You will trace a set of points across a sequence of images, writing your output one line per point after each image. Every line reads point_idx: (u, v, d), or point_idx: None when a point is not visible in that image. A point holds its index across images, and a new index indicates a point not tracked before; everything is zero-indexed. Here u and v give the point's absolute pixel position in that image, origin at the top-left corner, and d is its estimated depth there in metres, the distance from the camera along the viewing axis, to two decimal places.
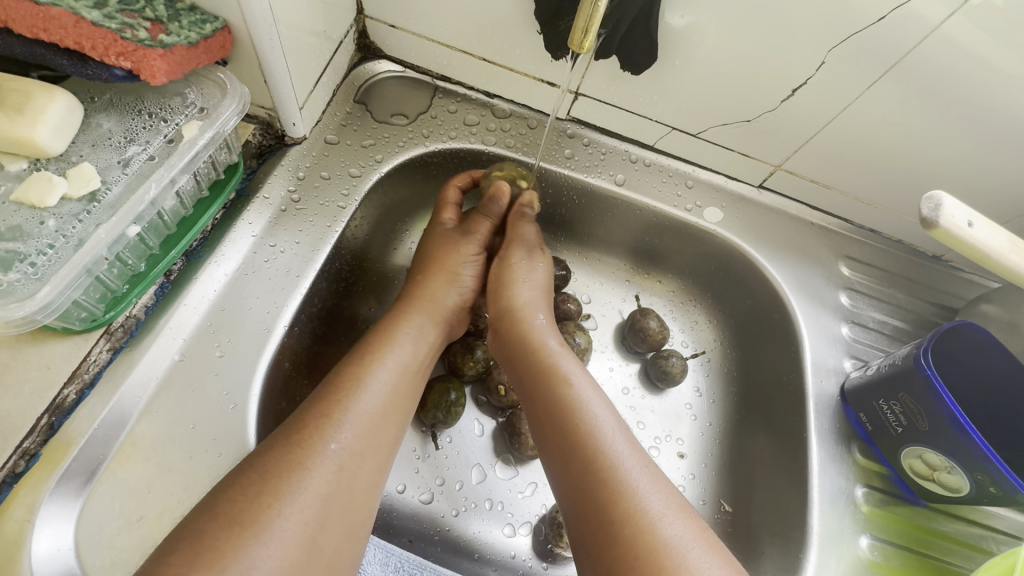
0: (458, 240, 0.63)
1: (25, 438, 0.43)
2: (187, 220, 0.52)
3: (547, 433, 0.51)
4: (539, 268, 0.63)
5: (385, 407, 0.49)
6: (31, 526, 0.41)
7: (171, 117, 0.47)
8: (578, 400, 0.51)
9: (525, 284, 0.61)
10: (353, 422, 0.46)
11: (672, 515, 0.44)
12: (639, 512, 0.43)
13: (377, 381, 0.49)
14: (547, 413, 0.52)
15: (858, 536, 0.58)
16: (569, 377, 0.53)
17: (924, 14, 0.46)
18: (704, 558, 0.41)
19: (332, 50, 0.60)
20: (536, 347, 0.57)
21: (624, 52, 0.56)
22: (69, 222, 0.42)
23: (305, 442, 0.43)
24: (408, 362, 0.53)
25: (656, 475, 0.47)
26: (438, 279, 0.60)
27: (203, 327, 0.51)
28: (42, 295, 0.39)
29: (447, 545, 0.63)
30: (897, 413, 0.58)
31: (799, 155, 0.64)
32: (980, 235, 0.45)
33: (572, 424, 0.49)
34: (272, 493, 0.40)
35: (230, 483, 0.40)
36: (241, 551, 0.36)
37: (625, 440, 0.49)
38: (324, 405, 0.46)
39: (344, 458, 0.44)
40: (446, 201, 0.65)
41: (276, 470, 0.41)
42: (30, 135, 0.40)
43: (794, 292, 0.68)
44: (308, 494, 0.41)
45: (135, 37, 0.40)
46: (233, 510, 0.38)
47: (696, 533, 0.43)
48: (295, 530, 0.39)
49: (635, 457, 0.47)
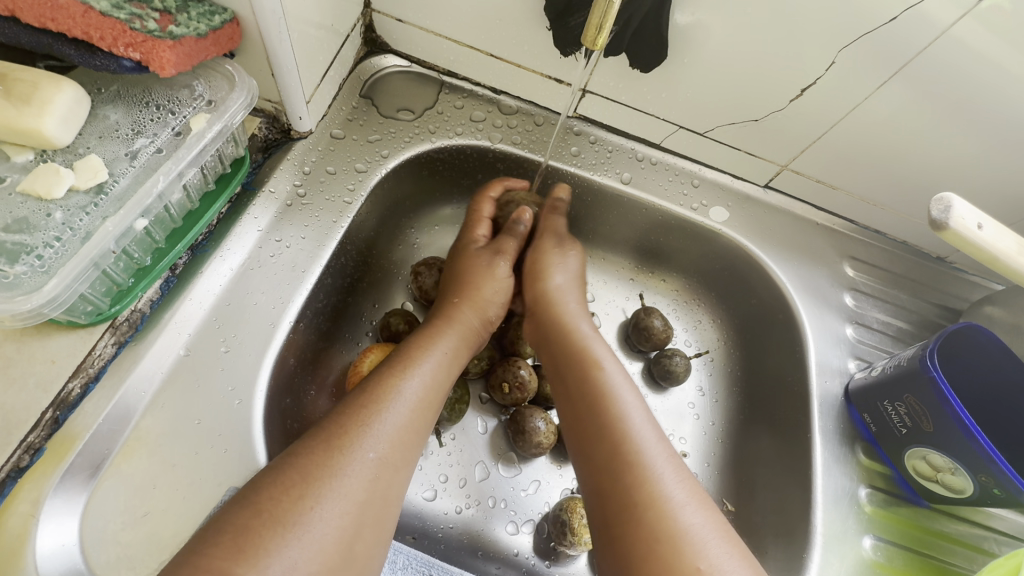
0: (491, 262, 0.62)
1: (29, 432, 0.43)
2: (193, 214, 0.52)
3: (576, 411, 0.51)
4: (573, 257, 0.63)
5: (417, 416, 0.48)
6: (36, 521, 0.41)
7: (179, 109, 0.46)
8: (608, 383, 0.51)
9: (559, 270, 0.61)
10: (388, 431, 0.45)
11: (695, 505, 0.44)
12: (661, 499, 0.43)
13: (410, 389, 0.49)
14: (577, 392, 0.52)
15: (861, 537, 0.58)
16: (596, 363, 0.53)
17: (934, 16, 0.46)
18: (722, 551, 0.42)
19: (339, 44, 0.59)
20: (567, 331, 0.57)
21: (634, 49, 0.56)
22: (76, 215, 0.41)
23: (342, 448, 0.43)
24: (440, 375, 0.52)
25: (680, 466, 0.47)
26: (469, 305, 0.59)
27: (209, 322, 0.51)
28: (49, 288, 0.39)
29: (450, 542, 0.62)
30: (902, 414, 0.58)
31: (806, 155, 0.63)
32: (990, 238, 0.45)
33: (602, 406, 0.50)
34: (312, 497, 0.39)
35: (267, 483, 0.40)
36: (279, 552, 0.36)
37: (651, 429, 0.49)
38: (361, 412, 0.45)
39: (380, 467, 0.43)
40: (479, 216, 0.65)
41: (313, 474, 0.40)
42: (36, 126, 0.40)
43: (799, 293, 0.68)
44: (344, 500, 0.40)
45: (144, 28, 0.40)
46: (275, 509, 0.38)
47: (716, 525, 0.43)
48: (332, 533, 0.39)
49: (661, 446, 0.47)
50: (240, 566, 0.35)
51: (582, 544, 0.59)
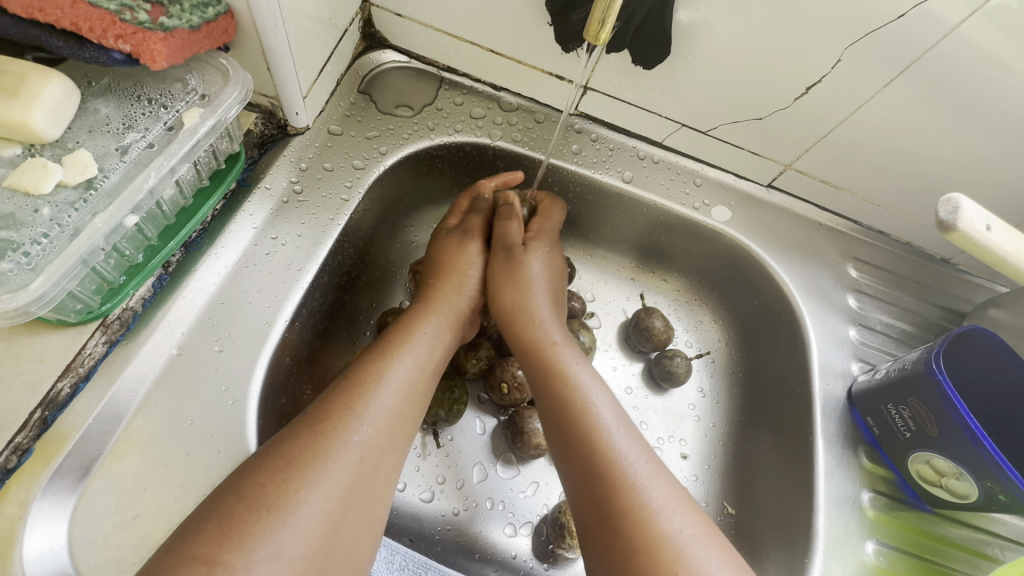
0: (463, 242, 0.63)
1: (17, 433, 0.42)
2: (186, 210, 0.51)
3: (551, 426, 0.51)
4: (532, 264, 0.61)
5: (404, 402, 0.48)
6: (23, 523, 0.40)
7: (171, 103, 0.46)
8: (578, 395, 0.50)
9: (524, 279, 0.60)
10: (375, 415, 0.45)
11: (674, 509, 0.43)
12: (640, 506, 0.43)
13: (396, 376, 0.48)
14: (550, 407, 0.51)
15: (864, 541, 0.57)
16: (566, 374, 0.52)
17: (942, 14, 0.45)
18: (706, 554, 0.41)
19: (336, 38, 0.58)
20: (537, 343, 0.56)
21: (636, 47, 0.55)
22: (64, 211, 0.40)
23: (327, 433, 0.42)
24: (426, 361, 0.52)
25: (659, 470, 0.46)
26: (449, 282, 0.59)
27: (202, 320, 0.50)
28: (36, 286, 0.38)
29: (447, 545, 0.62)
30: (906, 418, 0.57)
31: (810, 154, 0.62)
32: (998, 240, 0.44)
33: (573, 420, 0.49)
34: (297, 479, 0.39)
35: (254, 467, 0.40)
36: (266, 535, 0.36)
37: (625, 436, 0.48)
38: (346, 397, 0.45)
39: (366, 451, 0.43)
40: (457, 208, 0.66)
41: (299, 457, 0.40)
42: (23, 120, 0.39)
43: (802, 294, 0.67)
44: (330, 483, 0.40)
45: (134, 19, 0.39)
46: (260, 492, 0.38)
47: (700, 528, 0.42)
48: (318, 517, 0.38)
49: (636, 450, 0.47)
50: (228, 553, 0.35)
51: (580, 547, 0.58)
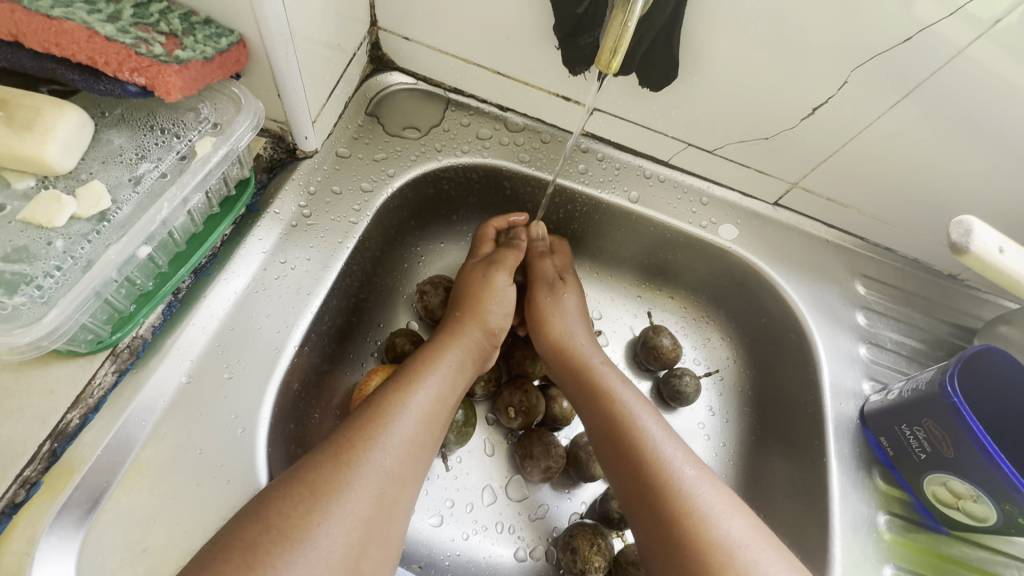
0: (488, 274, 0.62)
1: (25, 466, 0.42)
2: (196, 237, 0.51)
3: (603, 439, 0.53)
4: (568, 300, 0.63)
5: (422, 431, 0.47)
6: (31, 559, 0.40)
7: (184, 133, 0.46)
8: (624, 407, 0.53)
9: (560, 316, 0.61)
10: (395, 445, 0.45)
11: (726, 512, 0.45)
12: (692, 512, 0.45)
13: (416, 405, 0.48)
14: (600, 420, 0.54)
15: (881, 565, 0.56)
16: (613, 388, 0.55)
17: (949, 37, 0.45)
18: (761, 555, 0.43)
19: (345, 61, 0.59)
20: (580, 362, 0.58)
21: (644, 69, 0.55)
22: (77, 243, 0.40)
23: (350, 463, 0.42)
24: (445, 391, 0.51)
25: (707, 475, 0.48)
26: (469, 317, 0.58)
27: (212, 348, 0.50)
28: (48, 320, 0.38)
29: (457, 571, 0.60)
30: (921, 440, 0.57)
31: (816, 173, 0.62)
32: (1011, 261, 0.44)
33: (624, 432, 0.51)
34: (320, 512, 0.39)
35: (278, 495, 0.39)
36: (288, 569, 0.36)
37: (673, 443, 0.50)
38: (368, 427, 0.45)
39: (387, 482, 0.43)
40: (485, 237, 0.66)
41: (323, 488, 0.40)
42: (38, 153, 0.39)
43: (811, 312, 0.67)
44: (352, 515, 0.40)
45: (149, 52, 0.39)
46: (283, 524, 0.37)
47: (752, 529, 0.44)
48: (340, 551, 0.38)
49: (682, 457, 0.49)
50: None
51: (593, 572, 0.57)
